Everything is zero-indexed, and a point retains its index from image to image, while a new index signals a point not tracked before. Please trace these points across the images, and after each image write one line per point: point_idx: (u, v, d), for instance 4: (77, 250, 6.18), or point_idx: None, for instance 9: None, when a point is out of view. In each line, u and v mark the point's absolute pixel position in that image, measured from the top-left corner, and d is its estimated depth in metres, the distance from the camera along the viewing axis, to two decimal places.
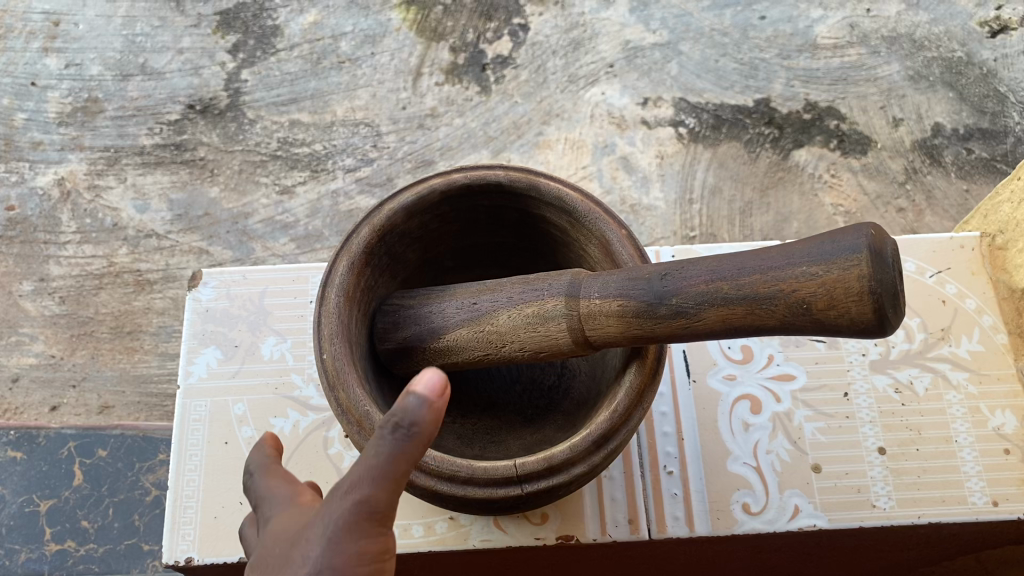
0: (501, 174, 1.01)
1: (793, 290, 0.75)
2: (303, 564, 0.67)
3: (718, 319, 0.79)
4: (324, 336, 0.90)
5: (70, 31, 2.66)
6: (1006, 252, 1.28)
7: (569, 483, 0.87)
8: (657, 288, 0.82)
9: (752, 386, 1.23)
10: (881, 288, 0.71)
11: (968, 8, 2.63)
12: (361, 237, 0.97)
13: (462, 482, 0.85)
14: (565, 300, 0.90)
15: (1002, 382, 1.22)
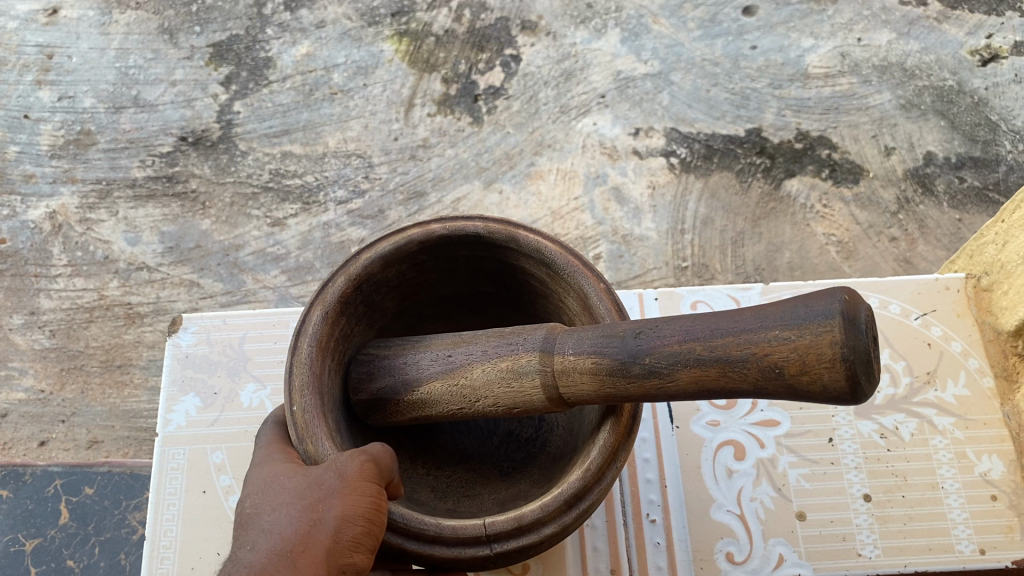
0: (479, 225, 1.01)
1: (764, 353, 0.75)
2: (319, 483, 0.83)
3: (691, 380, 0.79)
4: (294, 387, 0.90)
5: (63, 63, 2.67)
6: (993, 294, 1.30)
7: (539, 543, 0.87)
8: (631, 346, 0.82)
9: (735, 432, 1.23)
10: (853, 357, 0.71)
11: (959, 37, 2.64)
12: (336, 287, 0.97)
13: (428, 540, 0.85)
14: (539, 356, 0.90)
15: (988, 427, 1.23)
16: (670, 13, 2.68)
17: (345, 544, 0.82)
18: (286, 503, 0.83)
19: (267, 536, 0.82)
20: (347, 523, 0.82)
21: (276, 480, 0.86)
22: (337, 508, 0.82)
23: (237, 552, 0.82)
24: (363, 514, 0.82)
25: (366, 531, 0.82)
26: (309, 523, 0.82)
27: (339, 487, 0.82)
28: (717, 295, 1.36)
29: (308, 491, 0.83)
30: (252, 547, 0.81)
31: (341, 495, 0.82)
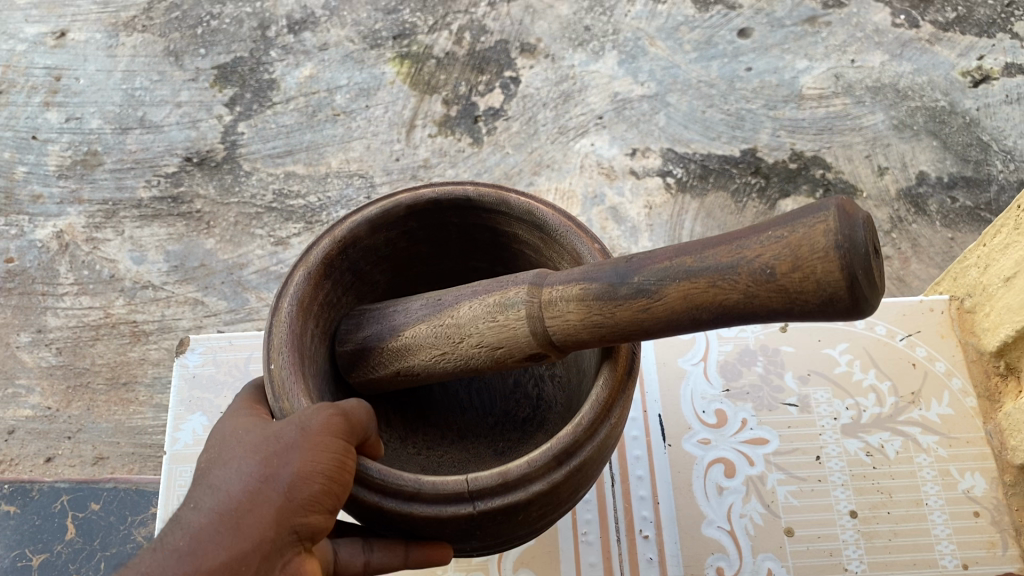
0: (470, 189, 1.08)
1: (756, 256, 0.79)
2: (279, 440, 0.87)
3: (682, 295, 0.83)
4: (272, 347, 0.96)
5: (71, 85, 2.72)
6: (974, 315, 1.46)
7: (527, 501, 0.89)
8: (624, 271, 0.88)
9: (726, 449, 1.37)
10: (848, 246, 0.74)
11: (951, 58, 2.68)
12: (320, 250, 1.04)
13: (407, 499, 0.89)
14: (527, 289, 0.96)
15: (970, 446, 1.35)
16: (667, 35, 2.73)
17: (299, 501, 0.85)
18: (248, 456, 0.87)
19: (223, 486, 0.86)
20: (302, 479, 0.85)
21: (244, 434, 0.90)
22: (296, 465, 0.85)
23: (193, 499, 0.86)
24: (323, 471, 0.86)
25: (323, 489, 0.86)
26: (266, 478, 0.86)
27: (299, 442, 0.86)
28: None
29: (270, 444, 0.87)
30: (203, 503, 0.85)
31: (300, 450, 0.86)
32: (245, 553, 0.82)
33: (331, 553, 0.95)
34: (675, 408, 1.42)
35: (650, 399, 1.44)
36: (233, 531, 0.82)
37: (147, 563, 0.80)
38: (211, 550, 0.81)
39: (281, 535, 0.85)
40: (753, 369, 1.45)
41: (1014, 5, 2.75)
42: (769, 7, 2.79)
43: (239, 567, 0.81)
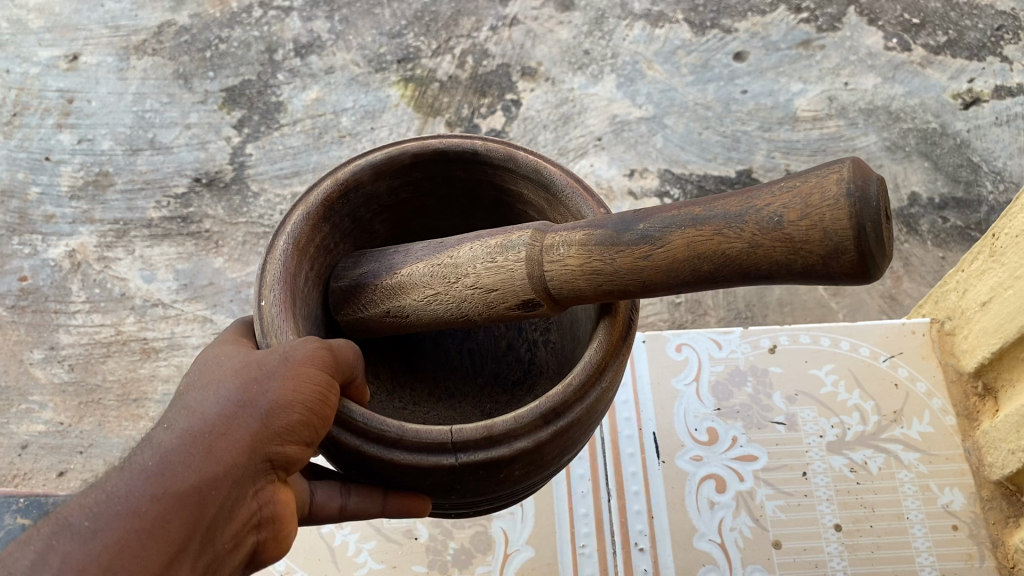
0: (478, 143, 1.16)
1: (765, 205, 0.85)
2: (263, 367, 0.90)
3: (684, 242, 0.89)
4: (266, 282, 1.02)
5: (83, 107, 2.80)
6: (954, 337, 1.62)
7: (509, 458, 0.95)
8: (630, 221, 0.94)
9: (717, 466, 1.52)
10: (860, 199, 0.79)
11: (942, 81, 2.74)
12: (322, 190, 1.11)
13: (389, 446, 0.95)
14: (531, 233, 1.03)
15: (950, 462, 1.51)
16: (664, 59, 2.80)
17: (276, 428, 0.87)
18: (223, 386, 0.89)
19: (195, 412, 0.87)
20: (281, 406, 0.88)
21: (219, 369, 0.92)
22: (275, 393, 0.88)
23: (162, 428, 0.86)
24: (302, 401, 0.89)
25: (301, 419, 0.88)
26: (242, 404, 0.87)
27: (283, 369, 0.89)
28: (700, 338, 1.67)
29: (250, 371, 0.90)
30: (176, 425, 0.85)
31: (284, 377, 0.89)
32: (217, 476, 0.82)
33: (308, 494, 0.98)
34: (670, 428, 1.58)
35: (646, 418, 1.59)
36: (205, 451, 0.83)
37: (110, 485, 0.79)
38: (182, 471, 0.80)
39: (253, 463, 0.86)
40: (743, 389, 1.61)
41: (1003, 29, 2.81)
42: (765, 30, 2.85)
43: (210, 490, 0.81)
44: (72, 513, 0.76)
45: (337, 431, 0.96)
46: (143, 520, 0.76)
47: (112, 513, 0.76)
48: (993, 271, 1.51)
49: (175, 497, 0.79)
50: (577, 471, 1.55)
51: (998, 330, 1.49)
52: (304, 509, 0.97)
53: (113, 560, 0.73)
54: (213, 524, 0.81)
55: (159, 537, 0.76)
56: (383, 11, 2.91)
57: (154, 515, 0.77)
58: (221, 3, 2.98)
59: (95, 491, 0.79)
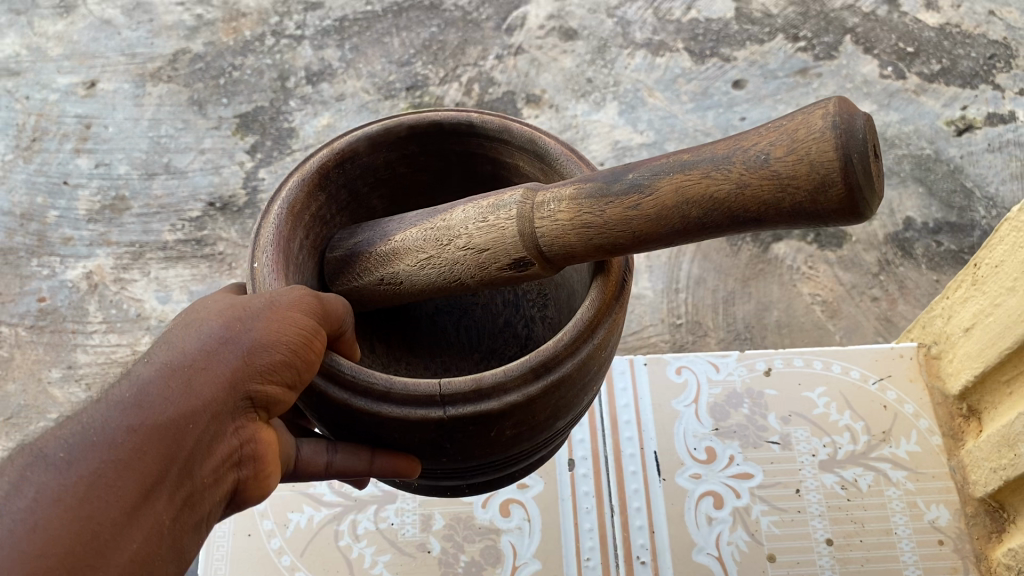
0: (473, 116, 1.23)
1: (753, 145, 0.88)
2: (248, 308, 0.94)
3: (675, 187, 0.92)
4: (260, 245, 1.09)
5: (100, 133, 2.88)
6: (940, 360, 1.69)
7: (499, 410, 0.99)
8: (620, 173, 0.98)
9: (715, 483, 1.59)
10: (846, 132, 0.82)
11: (935, 108, 2.78)
12: (317, 159, 1.19)
13: (378, 399, 0.99)
14: (522, 193, 1.06)
15: (936, 479, 1.58)
16: (665, 86, 2.87)
17: (258, 366, 0.91)
18: (206, 324, 0.93)
19: (175, 348, 0.90)
20: (265, 347, 0.92)
21: (204, 310, 0.96)
22: (259, 333, 0.92)
23: (141, 363, 0.89)
24: (286, 341, 0.93)
25: (283, 358, 0.93)
26: (223, 341, 0.91)
27: (268, 312, 0.94)
28: (699, 361, 1.73)
29: (235, 311, 0.94)
30: (155, 358, 0.89)
31: (270, 319, 0.93)
32: (195, 410, 0.86)
33: (294, 450, 1.06)
34: (669, 445, 1.64)
35: (646, 436, 1.66)
36: (185, 385, 0.87)
37: (87, 417, 0.82)
38: (160, 405, 0.84)
39: (233, 400, 0.90)
40: (740, 410, 1.67)
41: (996, 58, 2.86)
42: (763, 57, 2.90)
43: (188, 425, 0.85)
44: (48, 443, 0.80)
45: (326, 386, 1.01)
46: (118, 451, 0.80)
47: (88, 444, 0.79)
48: (975, 298, 1.58)
49: (150, 429, 0.82)
50: (581, 488, 1.61)
51: (980, 354, 1.56)
52: (290, 463, 1.06)
53: (87, 491, 0.77)
54: (190, 458, 0.85)
55: (135, 467, 0.80)
56: (392, 40, 3.00)
57: (129, 446, 0.80)
58: (234, 31, 3.06)
59: (71, 422, 0.83)
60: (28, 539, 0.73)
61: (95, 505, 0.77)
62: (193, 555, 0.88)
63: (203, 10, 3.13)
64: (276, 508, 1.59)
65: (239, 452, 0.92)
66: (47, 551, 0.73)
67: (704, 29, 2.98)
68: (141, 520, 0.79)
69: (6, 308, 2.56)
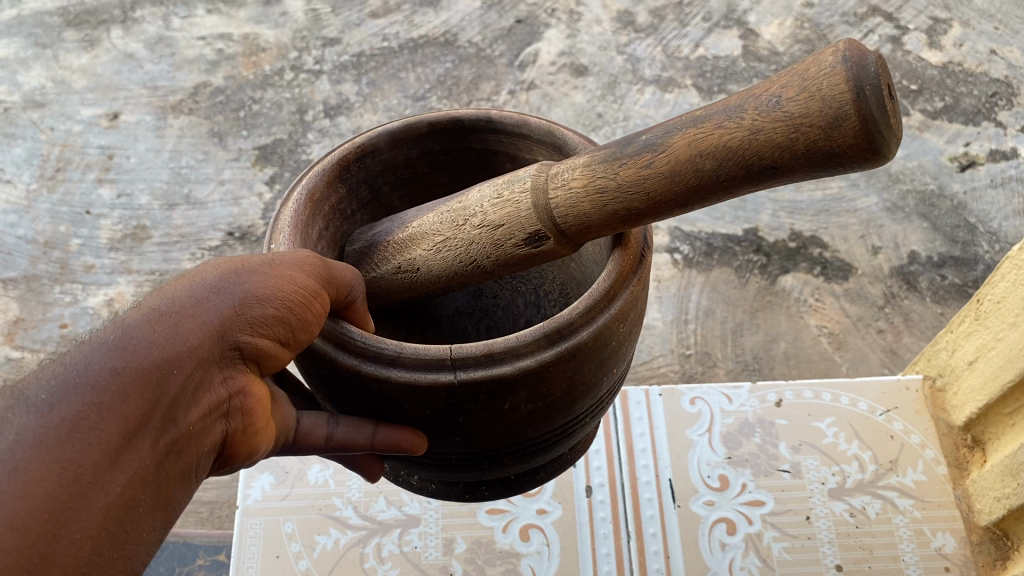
0: (493, 112, 1.29)
1: (765, 91, 0.89)
2: (244, 262, 0.95)
3: (688, 141, 0.94)
4: (278, 227, 1.13)
5: (122, 163, 2.95)
6: (944, 393, 1.74)
7: (512, 376, 1.01)
8: (633, 139, 1.01)
9: (728, 510, 1.63)
10: (856, 65, 0.83)
11: (939, 145, 2.84)
12: (338, 152, 1.26)
13: (388, 364, 1.02)
14: (536, 168, 1.11)
15: (942, 508, 1.62)
16: None
17: (250, 318, 0.92)
18: (197, 274, 0.93)
19: (163, 296, 0.90)
20: (259, 300, 0.93)
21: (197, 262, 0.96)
22: (252, 286, 0.93)
23: (128, 309, 0.89)
24: (281, 297, 0.94)
25: (276, 312, 0.93)
26: (216, 291, 0.91)
27: (266, 266, 0.95)
28: (712, 393, 1.79)
29: (231, 264, 0.94)
30: (145, 303, 0.89)
31: (267, 273, 0.94)
32: (183, 356, 0.86)
33: (295, 421, 1.08)
34: (683, 474, 1.69)
35: (661, 464, 1.71)
36: (173, 330, 0.86)
37: (69, 359, 0.81)
38: (145, 349, 0.83)
39: (221, 349, 0.90)
40: (751, 439, 1.72)
41: (997, 96, 2.92)
42: None
43: (174, 371, 0.85)
44: (29, 385, 0.79)
45: (338, 353, 1.04)
46: (102, 393, 0.79)
47: (71, 385, 0.78)
48: (978, 333, 1.63)
49: (135, 372, 0.81)
50: (598, 513, 1.65)
51: (984, 387, 1.61)
52: (290, 434, 1.08)
53: (69, 431, 0.76)
54: (175, 404, 0.85)
55: (120, 410, 0.79)
56: (408, 75, 3.07)
57: (113, 389, 0.80)
58: (254, 65, 3.15)
59: (52, 365, 0.81)
60: (8, 482, 0.72)
61: (77, 446, 0.76)
62: (176, 506, 0.87)
63: (224, 45, 3.22)
64: (304, 530, 1.64)
65: (227, 403, 0.92)
66: (28, 494, 0.72)
67: (712, 66, 3.02)
68: (123, 464, 0.79)
69: (28, 334, 2.61)
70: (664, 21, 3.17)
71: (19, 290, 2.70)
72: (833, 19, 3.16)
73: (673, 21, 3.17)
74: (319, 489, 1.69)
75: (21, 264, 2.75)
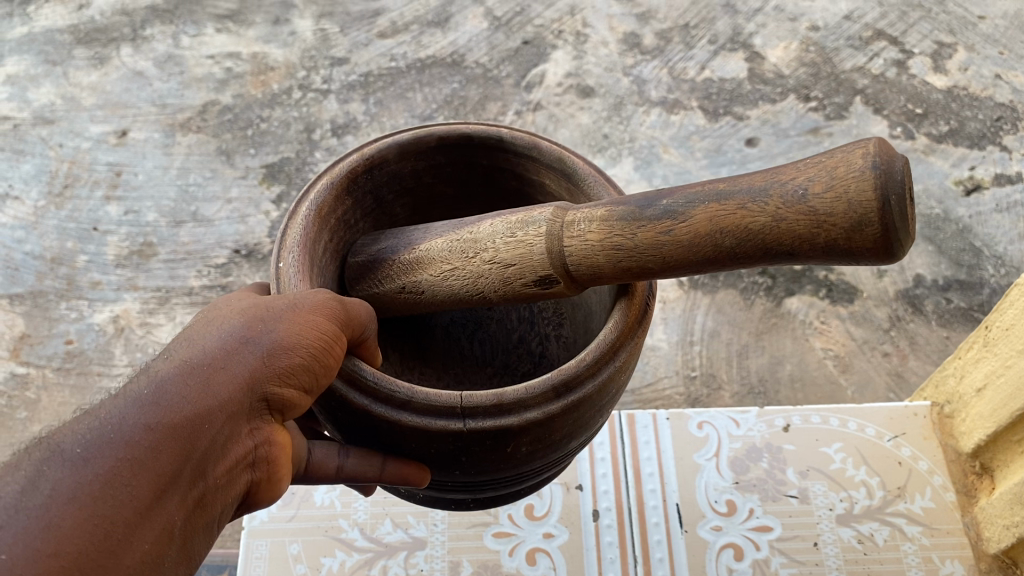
0: (504, 131, 1.30)
1: (791, 180, 0.93)
2: (270, 309, 0.98)
3: (709, 215, 0.97)
4: (285, 246, 1.15)
5: (130, 180, 2.96)
6: (952, 419, 1.74)
7: (519, 426, 1.04)
8: (652, 198, 1.03)
9: (735, 535, 1.63)
10: (885, 173, 0.87)
11: (944, 168, 2.82)
12: (346, 165, 1.26)
13: (399, 408, 1.04)
14: (552, 210, 1.12)
15: (950, 535, 1.62)
16: (680, 143, 2.92)
17: (276, 368, 0.94)
18: (225, 325, 0.96)
19: (194, 349, 0.93)
20: (285, 349, 0.95)
21: (225, 310, 1.00)
22: (278, 336, 0.96)
23: (160, 361, 0.92)
24: (306, 345, 0.96)
25: (301, 362, 0.96)
26: (243, 342, 0.95)
27: (291, 313, 0.98)
28: (720, 417, 1.79)
29: (258, 312, 0.98)
30: (176, 356, 0.92)
31: (293, 321, 0.97)
32: (212, 409, 0.89)
33: (306, 452, 1.10)
34: (691, 497, 1.69)
35: (668, 488, 1.70)
36: (202, 383, 0.90)
37: (104, 414, 0.84)
38: (177, 403, 0.87)
39: (250, 401, 0.92)
40: (759, 464, 1.72)
41: (1003, 120, 2.90)
42: (775, 117, 2.94)
43: (204, 425, 0.87)
44: (65, 438, 0.82)
45: (350, 392, 1.05)
46: (135, 449, 0.82)
47: (105, 440, 0.81)
48: (987, 359, 1.63)
49: (168, 428, 0.84)
50: (605, 538, 1.65)
51: (992, 415, 1.60)
52: (302, 466, 1.10)
53: (103, 487, 0.79)
54: (204, 458, 0.87)
55: (151, 466, 0.82)
56: (415, 95, 3.09)
57: (146, 445, 0.82)
58: (262, 84, 3.16)
59: (86, 418, 0.84)
60: (42, 537, 0.74)
61: (110, 502, 0.79)
62: (200, 555, 0.90)
63: (232, 63, 3.23)
64: (310, 552, 1.64)
65: (253, 454, 0.94)
66: (60, 550, 0.74)
67: (718, 89, 3.03)
68: (153, 519, 0.81)
69: (34, 350, 2.64)
70: (670, 43, 3.16)
71: (26, 306, 2.72)
72: (839, 42, 3.13)
73: (680, 43, 3.16)
74: (325, 510, 1.68)
75: (28, 279, 2.77)
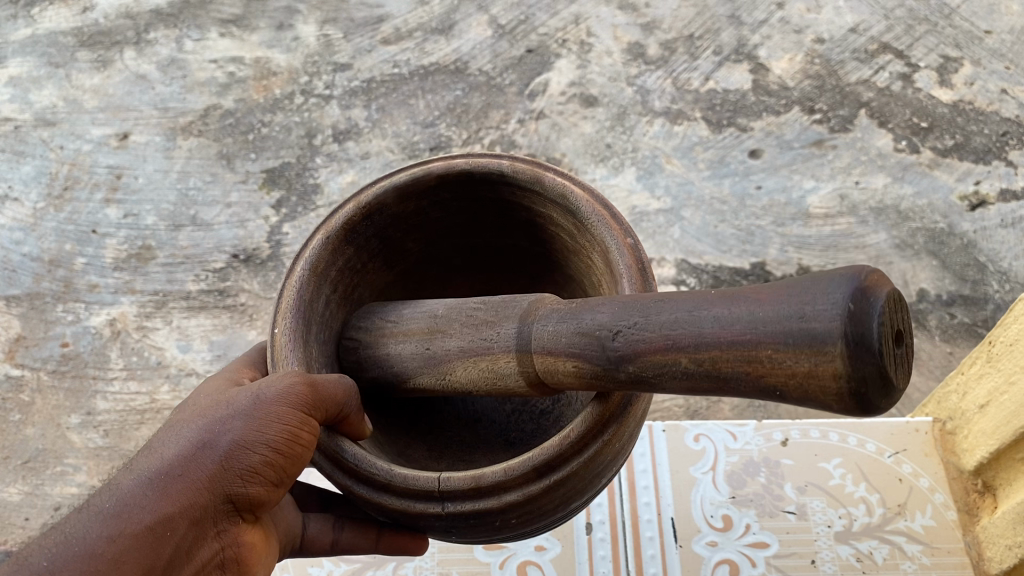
0: (505, 164, 1.27)
1: (762, 374, 0.87)
2: (233, 409, 1.03)
3: (684, 386, 0.94)
4: (281, 309, 1.18)
5: (130, 183, 2.95)
6: (955, 436, 1.71)
7: (500, 506, 1.06)
8: (614, 357, 0.98)
9: (731, 551, 1.61)
10: (863, 394, 0.81)
11: (949, 182, 2.79)
12: (342, 215, 1.26)
13: (379, 488, 1.08)
14: (519, 361, 1.11)
15: (951, 554, 1.59)
16: (682, 154, 2.90)
17: (236, 468, 1.00)
18: (188, 429, 1.03)
19: (158, 457, 1.01)
20: (247, 449, 1.01)
21: (191, 412, 1.06)
22: (240, 436, 1.01)
23: (126, 470, 1.01)
24: (267, 442, 1.01)
25: (262, 459, 1.01)
26: (205, 445, 1.01)
27: (254, 409, 1.02)
28: (718, 430, 1.77)
29: (223, 411, 1.04)
30: (143, 466, 1.00)
31: (256, 418, 1.02)
32: (173, 517, 0.97)
33: (301, 526, 1.22)
34: (686, 512, 1.66)
35: (664, 503, 1.68)
36: (162, 493, 0.98)
37: (71, 527, 0.95)
38: (138, 514, 0.96)
39: (213, 505, 1.00)
40: (757, 478, 1.69)
41: (1009, 135, 2.86)
42: (779, 129, 2.93)
43: (166, 533, 0.96)
44: (33, 553, 0.93)
45: (333, 470, 1.11)
46: (98, 561, 0.92)
47: (70, 554, 0.92)
48: (990, 374, 1.61)
49: (128, 539, 0.94)
50: (598, 552, 1.63)
51: (995, 432, 1.58)
52: (297, 539, 1.21)
53: None
54: (168, 566, 0.96)
55: None
56: (418, 102, 3.08)
57: (107, 556, 0.92)
58: (264, 89, 3.15)
59: (57, 531, 0.95)
60: None
61: None
62: None
63: (235, 68, 3.22)
64: (296, 563, 1.63)
65: (220, 555, 1.02)
66: None
67: (721, 100, 3.01)
68: None
69: (29, 352, 2.63)
70: (675, 54, 3.14)
71: (22, 308, 2.72)
72: (844, 55, 3.09)
73: (684, 53, 3.13)
74: None
75: (25, 281, 2.77)
